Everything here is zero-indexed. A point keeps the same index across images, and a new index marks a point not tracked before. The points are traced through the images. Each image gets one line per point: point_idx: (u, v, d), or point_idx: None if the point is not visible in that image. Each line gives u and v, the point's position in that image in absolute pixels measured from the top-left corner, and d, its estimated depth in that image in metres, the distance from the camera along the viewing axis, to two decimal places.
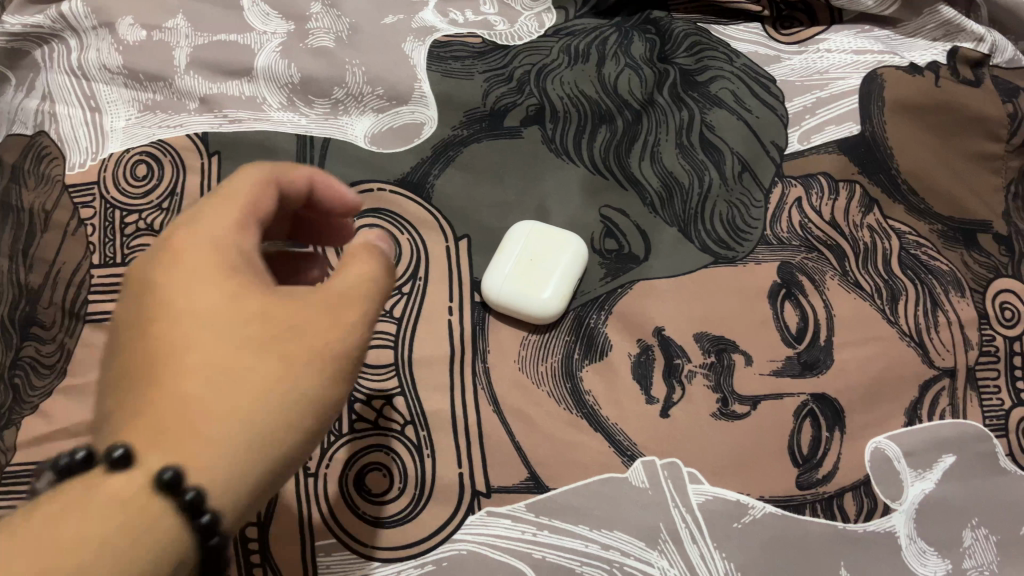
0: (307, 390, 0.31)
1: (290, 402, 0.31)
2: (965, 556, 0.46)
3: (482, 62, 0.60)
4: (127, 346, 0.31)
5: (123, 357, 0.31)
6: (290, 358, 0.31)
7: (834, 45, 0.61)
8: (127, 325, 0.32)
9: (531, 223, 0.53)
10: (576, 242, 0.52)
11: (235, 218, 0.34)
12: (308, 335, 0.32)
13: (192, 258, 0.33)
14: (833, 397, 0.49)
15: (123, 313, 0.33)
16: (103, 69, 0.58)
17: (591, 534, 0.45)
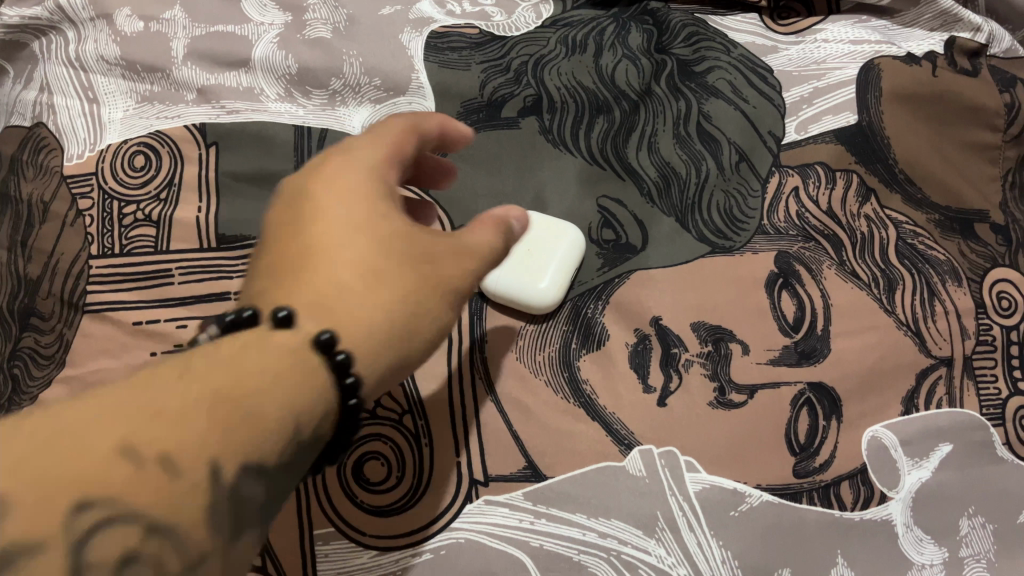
0: (432, 303, 0.36)
1: (419, 307, 0.35)
2: (962, 544, 0.47)
3: (479, 53, 0.60)
4: (282, 241, 0.36)
5: (278, 250, 0.35)
6: (424, 274, 0.36)
7: (831, 35, 0.61)
8: (280, 227, 0.36)
9: (529, 214, 0.53)
10: (574, 234, 0.52)
11: (383, 153, 0.39)
12: (434, 259, 0.37)
13: (337, 174, 0.37)
14: (829, 385, 0.49)
15: (277, 219, 0.37)
16: (100, 60, 0.58)
17: (588, 523, 0.45)
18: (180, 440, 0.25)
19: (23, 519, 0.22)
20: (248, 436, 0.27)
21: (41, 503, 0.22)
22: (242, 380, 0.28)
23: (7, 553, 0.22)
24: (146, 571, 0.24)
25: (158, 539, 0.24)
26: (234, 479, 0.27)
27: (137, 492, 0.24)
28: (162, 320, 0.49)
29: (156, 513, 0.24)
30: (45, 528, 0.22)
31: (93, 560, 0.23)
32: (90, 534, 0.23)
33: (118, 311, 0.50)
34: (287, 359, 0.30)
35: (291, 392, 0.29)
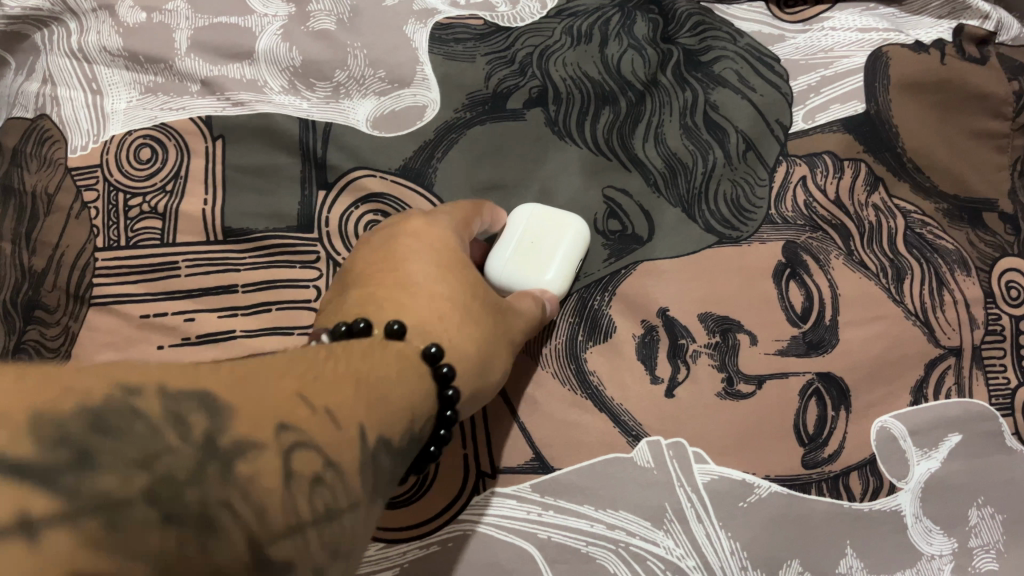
0: (496, 355, 0.40)
1: (490, 355, 0.39)
2: (971, 535, 0.46)
3: (484, 44, 0.59)
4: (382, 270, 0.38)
5: (367, 283, 0.38)
6: (492, 327, 0.40)
7: (838, 23, 0.60)
8: (364, 271, 0.39)
9: (529, 205, 0.52)
10: (575, 222, 0.51)
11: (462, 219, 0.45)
12: (497, 317, 0.41)
13: (414, 232, 0.41)
14: (838, 375, 0.49)
15: (358, 266, 0.40)
16: (103, 51, 0.57)
17: (597, 514, 0.45)
18: (341, 399, 0.26)
19: (240, 422, 0.22)
20: (389, 416, 0.28)
21: (247, 413, 0.22)
22: (379, 368, 0.29)
23: (235, 445, 0.21)
24: (326, 497, 0.24)
25: (334, 471, 0.24)
26: (380, 447, 0.27)
27: (315, 422, 0.24)
28: (169, 313, 0.50)
29: (331, 448, 0.24)
30: (256, 432, 0.22)
31: (297, 469, 0.23)
32: (291, 448, 0.23)
33: (126, 304, 0.50)
34: (407, 361, 0.32)
35: (412, 390, 0.30)
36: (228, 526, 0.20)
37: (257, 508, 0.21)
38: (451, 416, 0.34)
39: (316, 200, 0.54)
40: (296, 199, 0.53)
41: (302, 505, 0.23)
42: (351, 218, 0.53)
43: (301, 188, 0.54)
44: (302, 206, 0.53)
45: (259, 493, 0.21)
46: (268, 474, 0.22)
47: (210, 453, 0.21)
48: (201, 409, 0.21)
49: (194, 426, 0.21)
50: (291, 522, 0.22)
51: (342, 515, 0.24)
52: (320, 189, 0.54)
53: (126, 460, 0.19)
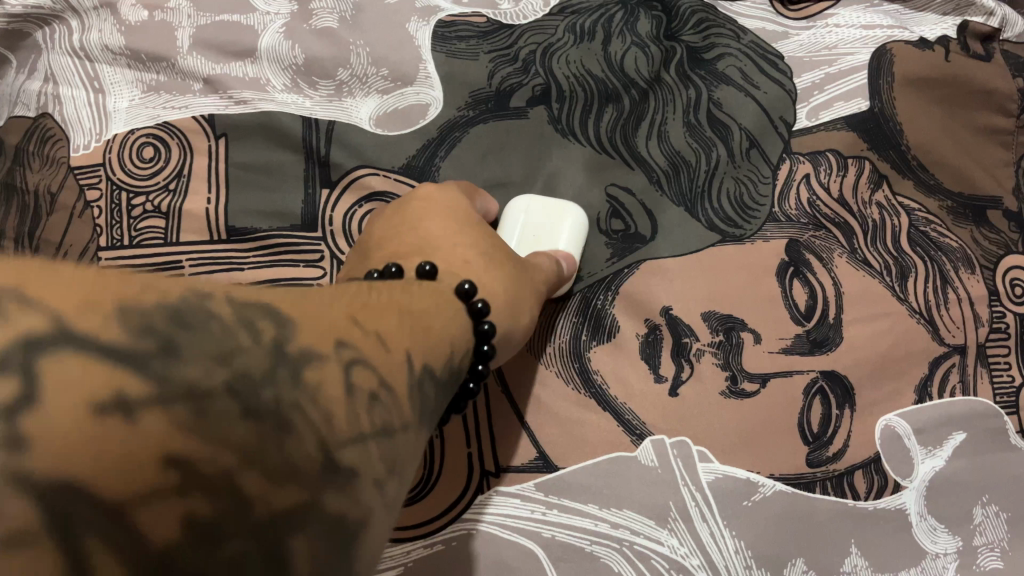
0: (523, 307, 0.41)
1: (517, 308, 0.40)
2: (976, 533, 0.46)
3: (486, 42, 0.58)
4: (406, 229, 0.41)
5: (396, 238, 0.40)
6: (518, 281, 0.41)
7: (843, 20, 0.60)
8: (388, 230, 0.41)
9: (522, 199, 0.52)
10: (570, 209, 0.52)
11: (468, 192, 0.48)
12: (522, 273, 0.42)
13: (435, 201, 0.43)
14: (842, 374, 0.49)
15: (378, 228, 0.42)
16: (105, 49, 0.57)
17: (600, 513, 0.45)
18: (388, 326, 0.27)
19: (303, 334, 0.22)
20: (434, 346, 0.30)
21: (309, 327, 0.23)
22: (423, 304, 0.31)
23: (301, 355, 0.21)
24: (382, 414, 0.24)
25: (387, 390, 0.24)
26: (426, 373, 0.28)
27: (366, 344, 0.25)
28: None
29: (383, 368, 0.25)
30: (317, 344, 0.22)
31: (357, 380, 0.23)
32: (349, 363, 0.23)
33: None
34: (448, 302, 0.34)
35: (454, 329, 0.33)
36: (298, 424, 0.20)
37: (325, 414, 0.21)
38: (481, 365, 0.36)
39: (319, 199, 0.53)
40: (299, 198, 0.53)
41: (362, 417, 0.23)
42: (355, 217, 0.53)
43: (305, 186, 0.54)
44: (306, 205, 0.53)
45: (325, 401, 0.21)
46: (331, 383, 0.22)
47: (280, 358, 0.21)
48: (270, 320, 0.21)
49: (265, 333, 0.21)
50: (354, 430, 0.22)
51: (397, 434, 0.24)
52: (322, 188, 0.54)
53: (206, 353, 0.19)
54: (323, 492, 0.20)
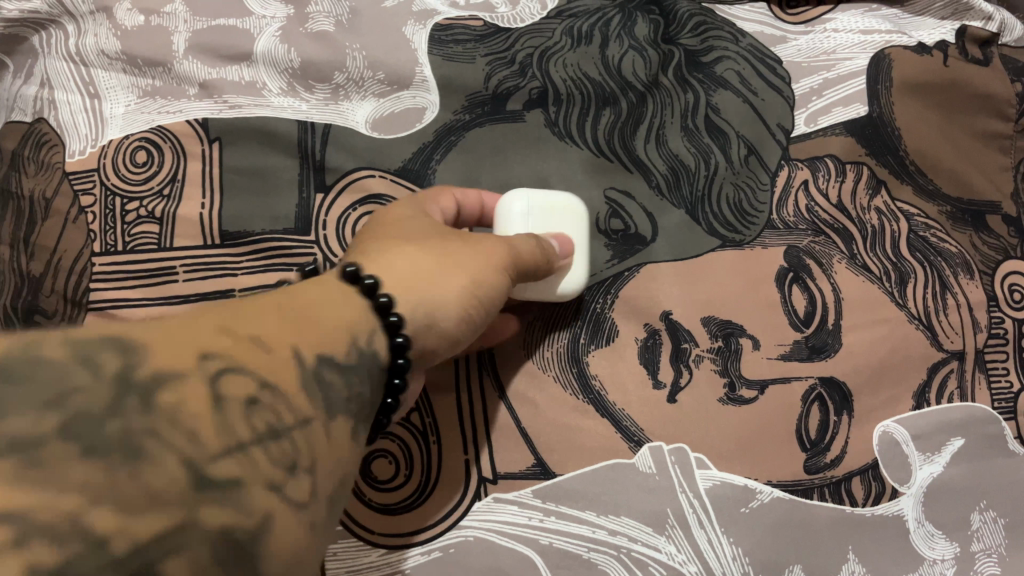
0: (459, 282, 0.39)
1: (444, 288, 0.38)
2: (973, 539, 0.46)
3: (484, 45, 0.58)
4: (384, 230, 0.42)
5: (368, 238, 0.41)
6: (446, 262, 0.40)
7: (841, 24, 0.60)
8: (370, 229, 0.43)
9: (523, 193, 0.48)
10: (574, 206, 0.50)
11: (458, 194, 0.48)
12: (456, 252, 0.40)
13: (399, 213, 0.44)
14: (841, 380, 0.49)
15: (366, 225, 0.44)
16: (101, 54, 0.57)
17: (598, 520, 0.45)
18: (264, 329, 0.28)
19: (155, 358, 0.24)
20: (323, 340, 0.30)
21: (163, 348, 0.25)
22: (306, 306, 0.31)
23: (152, 377, 0.24)
24: (267, 416, 0.26)
25: (269, 392, 0.27)
26: (321, 369, 0.29)
27: (239, 349, 0.27)
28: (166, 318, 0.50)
29: (261, 371, 0.27)
30: (174, 364, 0.25)
31: (226, 394, 0.25)
32: (216, 373, 0.25)
33: (123, 309, 0.50)
34: (335, 298, 0.33)
35: (348, 322, 0.32)
36: (156, 448, 0.23)
37: (188, 431, 0.23)
38: (401, 361, 0.34)
39: (314, 203, 0.53)
40: (294, 202, 0.53)
41: (238, 427, 0.25)
42: (349, 220, 0.53)
43: (299, 190, 0.53)
44: (300, 208, 0.53)
45: (184, 417, 0.24)
46: (190, 402, 0.24)
47: (126, 385, 0.23)
48: (114, 351, 0.24)
49: (104, 367, 0.23)
50: (226, 443, 0.24)
51: (289, 431, 0.27)
52: (317, 192, 0.54)
53: (34, 401, 0.22)
54: (198, 507, 0.23)
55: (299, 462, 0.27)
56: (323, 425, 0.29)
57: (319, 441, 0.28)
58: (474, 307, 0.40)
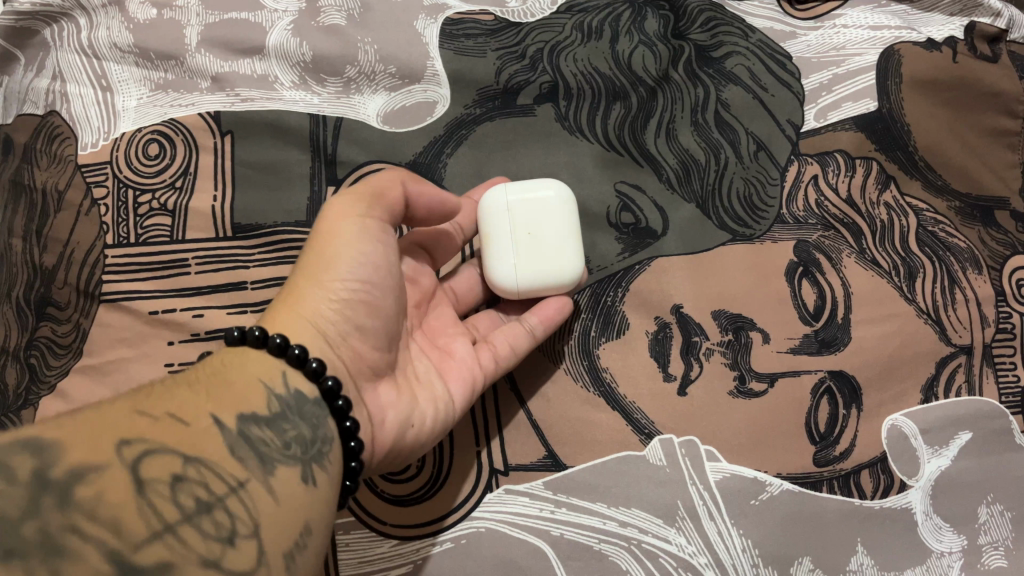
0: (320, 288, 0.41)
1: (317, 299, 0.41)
2: (980, 532, 0.47)
3: (495, 39, 0.58)
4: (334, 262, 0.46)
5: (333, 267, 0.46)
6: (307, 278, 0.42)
7: (851, 20, 0.60)
8: None
9: (505, 191, 0.49)
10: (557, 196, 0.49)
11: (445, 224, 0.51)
12: (313, 263, 0.42)
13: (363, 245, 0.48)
14: (850, 374, 0.49)
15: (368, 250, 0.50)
16: (113, 48, 0.57)
17: (609, 512, 0.45)
18: (180, 405, 0.33)
19: (73, 454, 0.28)
20: (240, 400, 0.35)
21: (84, 445, 0.29)
22: (219, 373, 0.36)
23: (68, 475, 0.27)
24: (195, 489, 0.30)
25: (194, 464, 0.31)
26: (243, 424, 0.34)
27: (155, 432, 0.31)
28: (178, 309, 0.50)
29: (186, 448, 0.31)
30: (94, 458, 0.28)
31: (147, 477, 0.29)
32: (135, 460, 0.29)
33: (135, 300, 0.50)
34: (247, 356, 0.38)
35: (259, 374, 0.37)
36: (81, 546, 0.26)
37: (109, 523, 0.27)
38: (329, 382, 0.38)
39: (325, 196, 0.53)
40: (306, 196, 0.53)
41: (153, 515, 0.28)
42: None
43: (311, 183, 0.54)
44: (311, 201, 0.53)
45: (105, 508, 0.27)
46: (114, 488, 0.28)
47: (42, 486, 0.27)
48: (26, 452, 0.27)
49: (21, 467, 0.27)
50: (149, 529, 0.28)
51: (221, 500, 0.31)
52: (329, 186, 0.54)
53: None
54: None
55: (237, 526, 0.31)
56: (261, 479, 0.33)
57: (259, 498, 0.32)
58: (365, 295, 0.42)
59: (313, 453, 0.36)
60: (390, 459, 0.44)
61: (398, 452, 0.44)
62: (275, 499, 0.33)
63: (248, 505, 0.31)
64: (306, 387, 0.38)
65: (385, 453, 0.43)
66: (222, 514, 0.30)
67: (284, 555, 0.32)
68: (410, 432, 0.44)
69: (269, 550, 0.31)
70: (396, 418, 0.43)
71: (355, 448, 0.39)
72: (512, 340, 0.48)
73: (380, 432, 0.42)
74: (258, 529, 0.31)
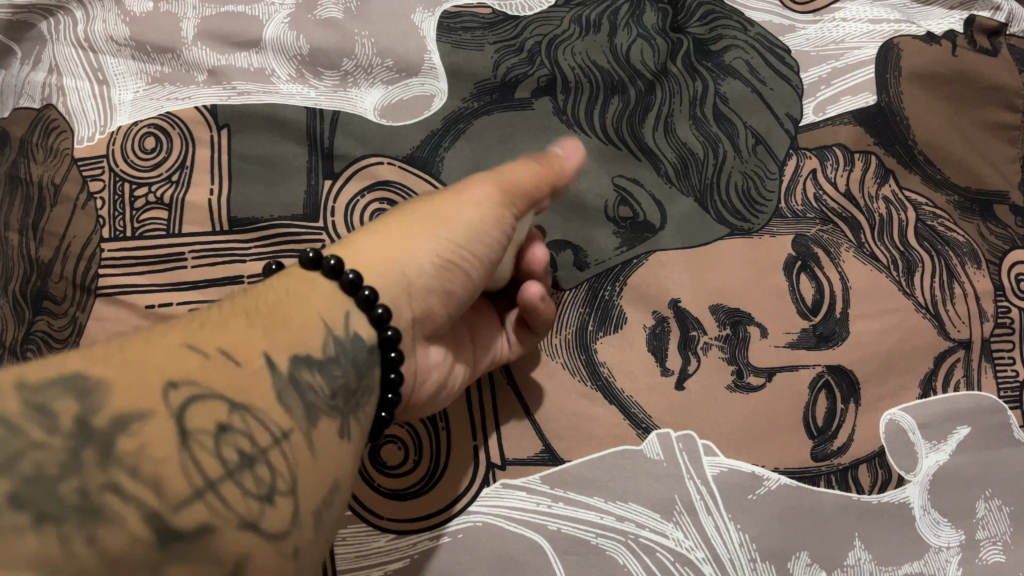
0: (437, 232, 0.41)
1: (428, 242, 0.40)
2: (979, 527, 0.46)
3: (493, 33, 0.58)
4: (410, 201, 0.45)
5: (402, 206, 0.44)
6: (418, 219, 0.41)
7: (850, 14, 0.59)
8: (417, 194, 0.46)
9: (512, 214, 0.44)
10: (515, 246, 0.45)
11: None
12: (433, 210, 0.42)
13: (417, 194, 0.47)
14: (848, 368, 0.49)
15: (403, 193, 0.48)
16: (109, 40, 0.57)
17: (606, 506, 0.45)
18: (234, 340, 0.31)
19: (118, 399, 0.26)
20: (295, 339, 0.33)
21: (129, 389, 0.27)
22: (277, 307, 0.34)
23: (111, 424, 0.26)
24: (238, 440, 0.28)
25: (239, 413, 0.29)
26: (295, 368, 0.32)
27: (203, 373, 0.29)
28: (174, 303, 0.50)
29: (234, 394, 0.29)
30: (139, 405, 0.27)
31: (192, 428, 0.27)
32: (181, 408, 0.27)
33: (132, 294, 0.50)
34: (315, 286, 0.37)
35: (320, 311, 0.35)
36: (120, 507, 0.25)
37: (150, 479, 0.26)
38: (389, 333, 0.37)
39: (321, 189, 0.53)
40: (302, 189, 0.53)
41: (195, 472, 0.27)
42: (357, 208, 0.53)
43: (307, 177, 0.54)
44: (308, 194, 0.53)
45: (146, 463, 0.26)
46: (157, 440, 0.26)
47: (84, 438, 0.25)
48: (70, 397, 0.26)
49: (64, 414, 0.26)
50: (190, 487, 0.26)
51: (264, 454, 0.29)
52: (325, 179, 0.54)
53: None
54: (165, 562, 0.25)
55: (277, 483, 0.29)
56: (304, 431, 0.31)
57: (300, 452, 0.31)
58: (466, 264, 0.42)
59: (353, 404, 0.35)
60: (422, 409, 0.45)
61: (430, 405, 0.45)
62: (313, 452, 0.31)
63: (290, 460, 0.30)
64: (365, 330, 0.37)
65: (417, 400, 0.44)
66: (264, 470, 0.29)
67: (315, 514, 0.31)
68: (443, 391, 0.45)
69: (304, 511, 0.30)
70: (437, 378, 0.44)
71: (390, 399, 0.38)
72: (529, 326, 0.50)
73: (421, 387, 0.44)
74: (296, 487, 0.30)
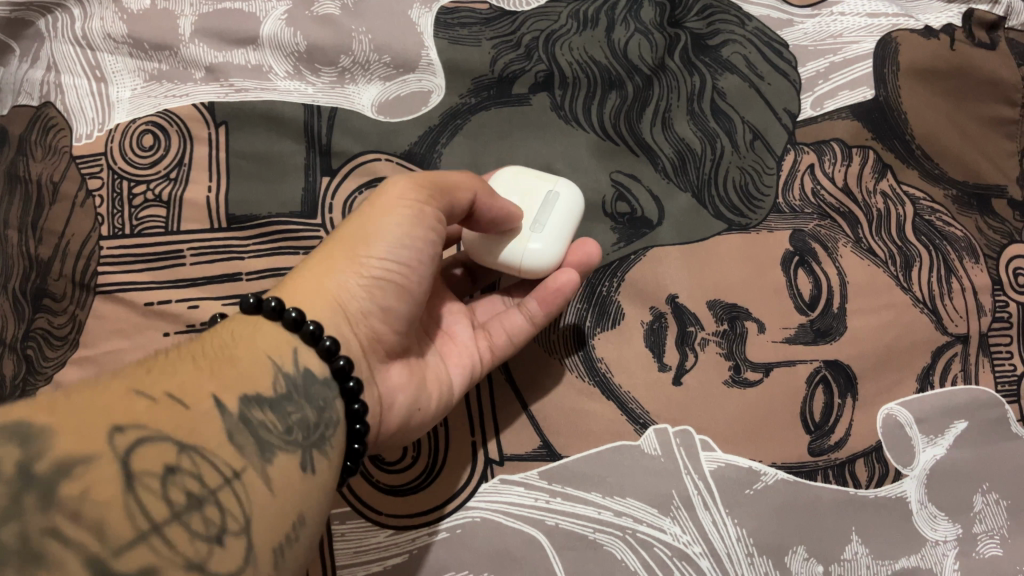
0: (358, 255, 0.41)
1: (359, 262, 0.41)
2: (976, 520, 0.47)
3: (490, 28, 0.58)
4: (349, 221, 0.43)
5: (344, 226, 0.43)
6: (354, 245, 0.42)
7: (847, 8, 0.59)
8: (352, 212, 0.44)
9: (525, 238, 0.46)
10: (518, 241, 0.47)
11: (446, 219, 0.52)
12: (358, 231, 0.42)
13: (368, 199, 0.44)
14: (845, 363, 0.49)
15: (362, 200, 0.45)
16: (107, 38, 0.57)
17: (604, 501, 0.45)
18: (180, 384, 0.32)
19: (63, 442, 0.27)
20: (244, 379, 0.34)
21: (76, 433, 0.27)
22: (225, 350, 0.35)
23: (54, 471, 0.26)
24: (187, 481, 0.29)
25: (188, 454, 0.30)
26: (246, 408, 0.33)
27: (149, 418, 0.29)
28: (173, 301, 0.50)
29: (182, 436, 0.30)
30: (84, 448, 0.27)
31: (137, 470, 0.28)
32: (127, 451, 0.28)
33: (132, 291, 0.50)
34: (258, 327, 0.38)
35: (268, 351, 0.37)
36: (62, 554, 0.25)
37: (92, 525, 0.26)
38: (341, 363, 0.38)
39: (319, 186, 0.53)
40: (300, 187, 0.53)
41: (138, 517, 0.27)
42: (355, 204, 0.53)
43: (305, 174, 0.54)
44: (305, 191, 0.53)
45: (90, 507, 0.26)
46: (101, 482, 0.26)
47: (25, 482, 0.25)
48: (12, 443, 0.26)
49: (6, 460, 0.25)
50: (134, 530, 0.26)
51: (212, 495, 0.29)
52: (323, 175, 0.54)
53: None
54: None
55: (227, 523, 0.29)
56: (257, 468, 0.32)
57: (254, 489, 0.31)
58: (402, 275, 0.42)
59: (314, 438, 0.36)
60: (396, 439, 0.45)
61: (402, 432, 0.45)
62: (270, 490, 0.32)
63: (242, 500, 0.30)
64: (316, 366, 0.38)
65: (391, 433, 0.44)
66: (213, 511, 0.29)
67: (272, 551, 0.31)
68: (415, 415, 0.45)
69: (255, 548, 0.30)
70: (405, 402, 0.44)
71: (359, 429, 0.39)
72: (509, 327, 0.49)
73: (388, 415, 0.43)
74: (249, 526, 0.30)
